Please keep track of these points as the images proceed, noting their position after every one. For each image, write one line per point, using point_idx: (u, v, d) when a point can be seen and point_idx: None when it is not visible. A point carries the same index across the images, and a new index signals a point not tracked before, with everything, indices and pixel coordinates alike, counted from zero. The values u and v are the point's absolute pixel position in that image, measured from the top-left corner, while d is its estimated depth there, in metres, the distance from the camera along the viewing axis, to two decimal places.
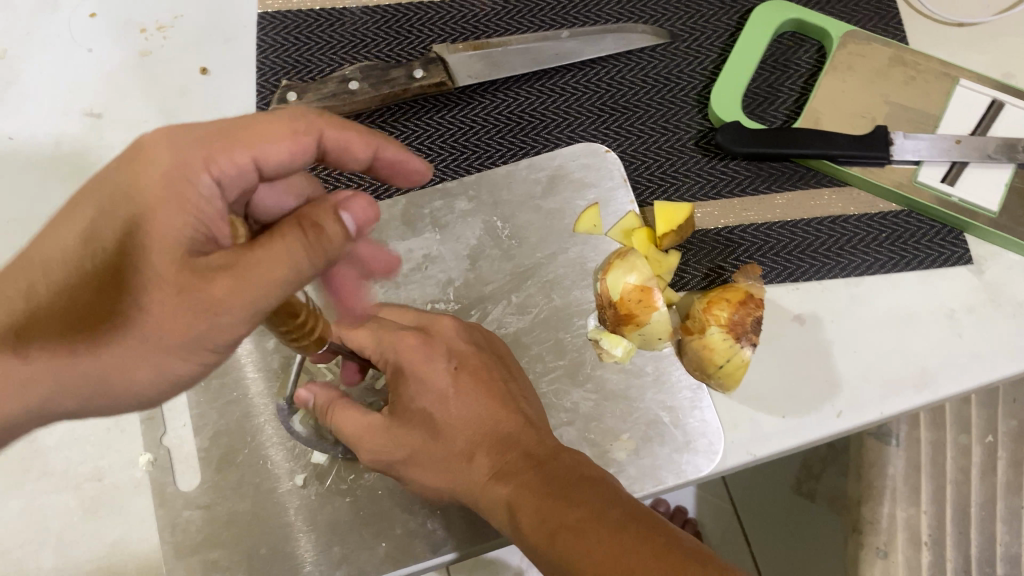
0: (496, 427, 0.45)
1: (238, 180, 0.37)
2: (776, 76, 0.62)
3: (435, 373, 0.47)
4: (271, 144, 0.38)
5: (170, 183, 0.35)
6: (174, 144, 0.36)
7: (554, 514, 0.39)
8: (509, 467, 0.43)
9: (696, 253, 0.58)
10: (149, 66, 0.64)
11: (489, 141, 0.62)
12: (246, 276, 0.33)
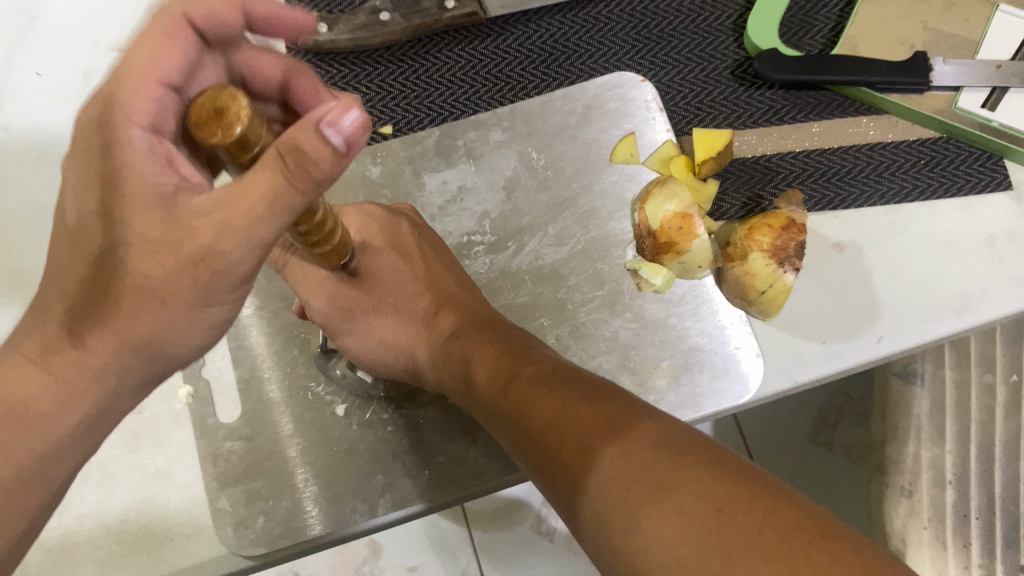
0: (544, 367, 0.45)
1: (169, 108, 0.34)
2: (811, 4, 0.61)
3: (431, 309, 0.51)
4: (162, 57, 0.34)
5: (116, 148, 0.33)
6: (95, 120, 0.34)
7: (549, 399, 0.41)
8: (508, 371, 0.46)
9: (734, 181, 0.57)
10: None
11: (523, 72, 0.61)
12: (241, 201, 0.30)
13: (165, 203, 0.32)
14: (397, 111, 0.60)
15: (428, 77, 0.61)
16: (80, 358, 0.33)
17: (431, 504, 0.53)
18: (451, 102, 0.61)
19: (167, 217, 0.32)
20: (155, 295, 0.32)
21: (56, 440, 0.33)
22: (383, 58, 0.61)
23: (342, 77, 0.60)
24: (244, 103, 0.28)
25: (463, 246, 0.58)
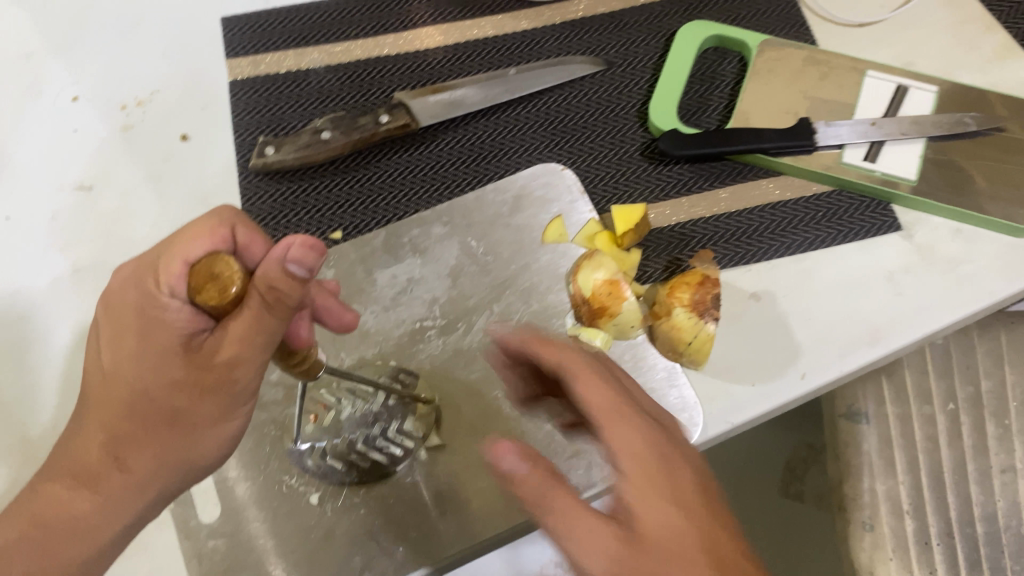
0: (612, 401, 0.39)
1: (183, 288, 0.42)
2: (704, 87, 0.69)
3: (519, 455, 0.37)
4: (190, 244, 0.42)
5: (145, 313, 0.43)
6: (125, 285, 0.45)
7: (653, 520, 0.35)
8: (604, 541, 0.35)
9: (655, 248, 0.63)
10: (133, 138, 0.69)
11: (455, 172, 0.68)
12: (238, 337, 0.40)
13: (180, 349, 0.42)
14: (346, 218, 0.66)
15: (371, 185, 0.67)
16: (120, 477, 0.42)
17: None
18: (393, 205, 0.66)
19: (184, 358, 0.42)
20: (190, 417, 0.42)
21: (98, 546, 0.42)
22: (329, 172, 0.67)
23: (292, 192, 0.66)
24: (235, 268, 0.40)
25: (417, 332, 0.62)
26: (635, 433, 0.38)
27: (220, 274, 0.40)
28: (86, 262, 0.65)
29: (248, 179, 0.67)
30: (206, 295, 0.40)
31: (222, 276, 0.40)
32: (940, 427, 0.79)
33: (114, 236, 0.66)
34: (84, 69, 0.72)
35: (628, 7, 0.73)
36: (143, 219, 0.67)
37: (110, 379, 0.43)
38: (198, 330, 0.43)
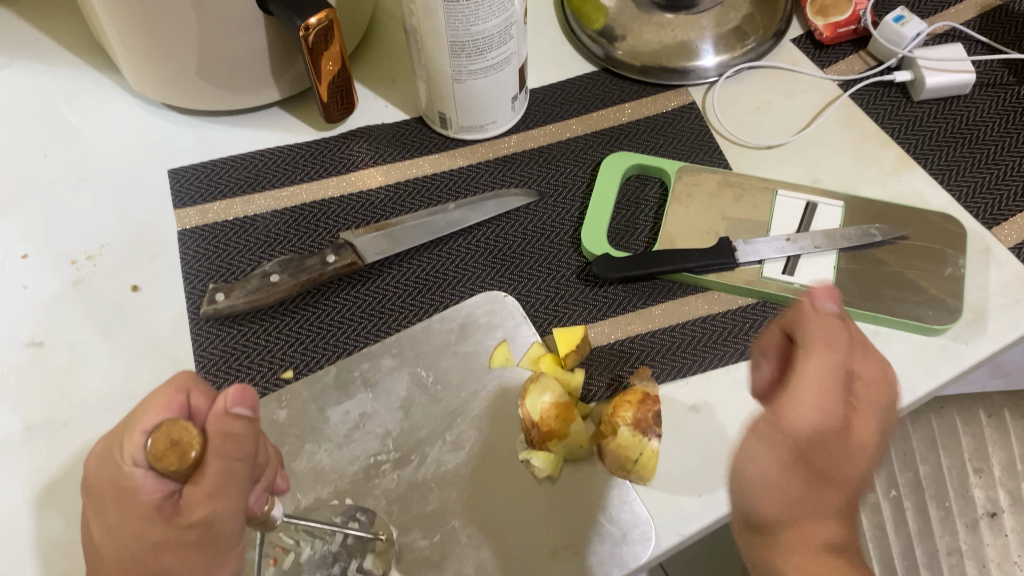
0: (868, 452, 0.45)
1: (179, 405, 0.42)
2: (630, 212, 0.74)
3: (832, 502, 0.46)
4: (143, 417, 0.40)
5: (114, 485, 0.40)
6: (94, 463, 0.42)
7: None
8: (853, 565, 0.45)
9: (598, 367, 0.66)
10: (83, 292, 0.71)
11: (402, 305, 0.71)
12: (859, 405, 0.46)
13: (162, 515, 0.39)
14: (297, 356, 0.68)
15: (320, 323, 0.69)
16: None
17: None
18: (343, 341, 0.69)
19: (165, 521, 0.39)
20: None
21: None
22: (279, 312, 0.70)
23: (244, 334, 0.68)
24: (194, 432, 0.38)
25: (372, 467, 0.63)
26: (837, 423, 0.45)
27: (180, 439, 0.38)
28: (38, 419, 0.65)
29: (199, 325, 0.69)
30: (166, 461, 0.38)
31: (182, 441, 0.38)
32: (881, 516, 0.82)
33: (66, 391, 0.67)
34: (32, 227, 0.74)
35: (556, 141, 0.78)
36: (94, 373, 0.67)
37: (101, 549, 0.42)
38: (169, 492, 0.40)
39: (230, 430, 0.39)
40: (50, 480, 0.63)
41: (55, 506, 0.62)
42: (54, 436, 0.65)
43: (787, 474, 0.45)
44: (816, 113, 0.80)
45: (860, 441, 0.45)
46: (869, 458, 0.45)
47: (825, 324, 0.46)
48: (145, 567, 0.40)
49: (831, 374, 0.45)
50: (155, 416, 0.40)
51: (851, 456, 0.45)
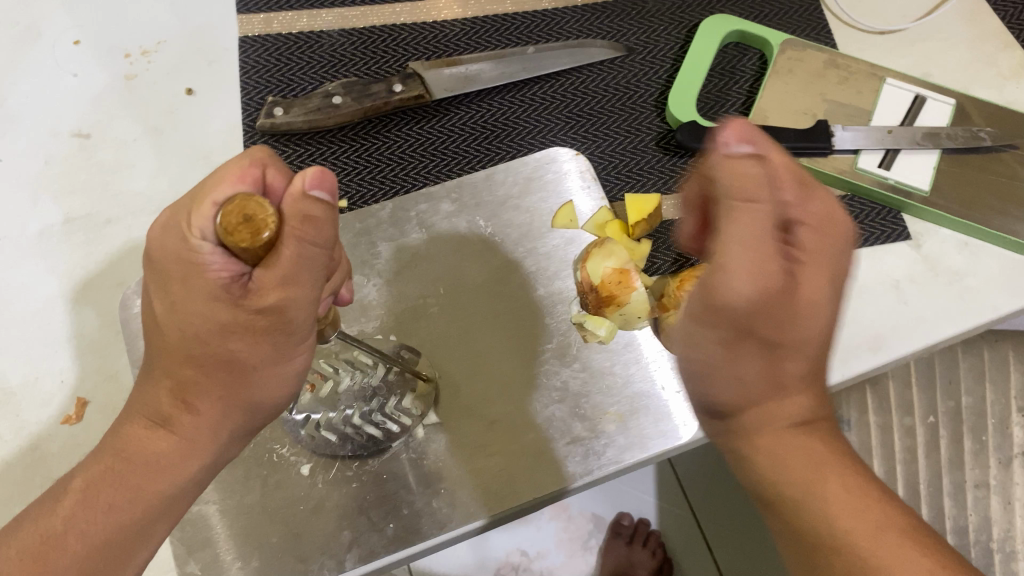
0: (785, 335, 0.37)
1: (258, 179, 0.37)
2: (724, 82, 0.68)
3: (788, 362, 0.38)
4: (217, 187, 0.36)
5: (182, 259, 0.37)
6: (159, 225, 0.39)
7: (837, 496, 0.39)
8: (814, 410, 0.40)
9: (666, 240, 0.63)
10: (135, 90, 0.67)
11: (468, 148, 0.67)
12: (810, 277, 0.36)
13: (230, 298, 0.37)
14: (352, 187, 0.64)
15: (380, 155, 0.66)
16: (190, 419, 0.40)
17: (398, 557, 0.55)
18: (401, 177, 0.65)
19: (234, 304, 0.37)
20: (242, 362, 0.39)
21: (176, 485, 0.40)
22: (337, 138, 0.65)
23: (299, 155, 0.65)
24: (270, 212, 0.34)
25: (420, 308, 0.61)
26: (811, 304, 0.36)
27: (254, 217, 0.34)
28: (80, 213, 0.63)
29: (253, 139, 0.65)
30: (237, 238, 0.34)
31: (256, 219, 0.34)
32: (919, 439, 0.78)
33: (110, 189, 0.64)
34: (86, 13, 0.70)
35: None
36: (140, 175, 0.64)
37: (165, 330, 0.39)
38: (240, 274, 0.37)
39: (309, 213, 0.34)
40: (89, 277, 0.61)
41: (93, 304, 0.61)
42: (95, 233, 0.62)
43: (737, 355, 0.38)
44: (940, 2, 0.73)
45: (807, 306, 0.36)
46: (820, 313, 0.37)
47: (771, 156, 0.36)
48: (211, 347, 0.38)
49: (759, 230, 0.34)
50: (229, 190, 0.36)
51: (799, 330, 0.37)
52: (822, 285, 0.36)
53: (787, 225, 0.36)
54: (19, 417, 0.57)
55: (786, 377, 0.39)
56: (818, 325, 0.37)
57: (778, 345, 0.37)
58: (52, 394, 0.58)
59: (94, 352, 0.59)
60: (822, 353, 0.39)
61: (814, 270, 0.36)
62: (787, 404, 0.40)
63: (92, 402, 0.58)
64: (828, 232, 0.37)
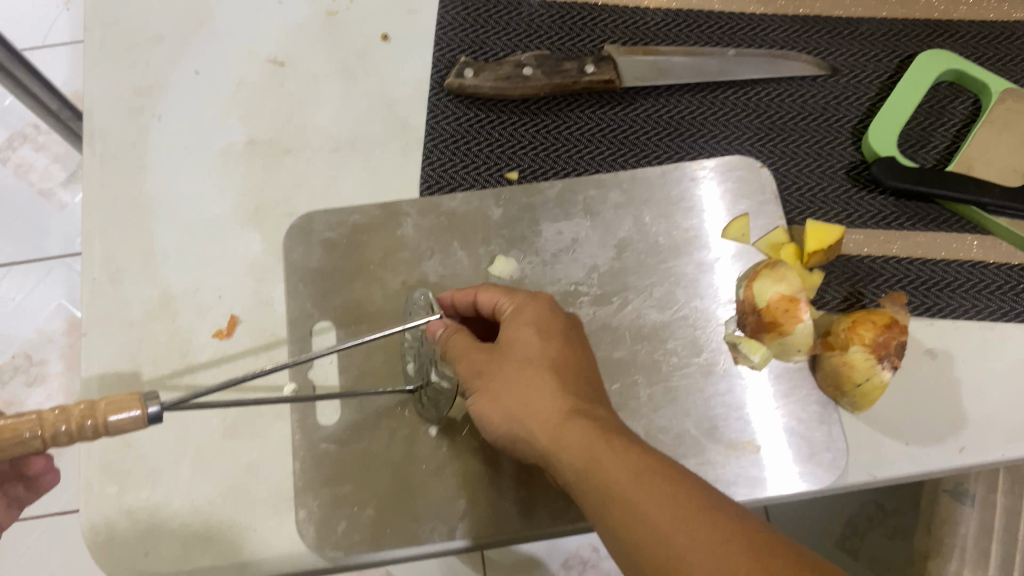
0: (544, 358, 0.46)
1: (542, 301, 0.50)
2: (930, 121, 0.65)
3: (514, 371, 0.46)
4: (489, 294, 0.52)
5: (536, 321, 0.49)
6: None
7: (532, 407, 0.44)
8: (536, 386, 0.45)
9: (838, 276, 0.60)
10: (334, 26, 0.68)
11: (647, 141, 0.65)
12: (575, 371, 0.46)
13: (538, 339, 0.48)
14: (525, 160, 0.64)
15: (558, 133, 0.65)
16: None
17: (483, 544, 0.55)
18: (576, 159, 0.64)
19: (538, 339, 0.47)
20: None
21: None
22: (519, 109, 0.65)
23: (478, 120, 0.65)
24: None
25: (570, 295, 0.60)
26: (524, 318, 0.49)
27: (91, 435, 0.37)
28: (262, 137, 0.65)
29: (438, 96, 0.66)
30: None
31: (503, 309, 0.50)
32: None
33: (294, 120, 0.65)
34: None
35: (868, 18, 0.68)
36: (325, 111, 0.66)
37: None
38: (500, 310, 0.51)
39: (515, 307, 0.50)
40: (261, 201, 0.63)
41: (261, 229, 0.62)
42: (275, 160, 0.64)
43: (507, 399, 0.45)
44: None
45: (504, 360, 0.46)
46: (520, 345, 0.47)
47: (504, 300, 0.51)
48: None
49: (542, 313, 0.49)
50: (526, 301, 0.50)
51: (520, 382, 0.45)
52: (511, 333, 0.48)
53: (540, 304, 0.50)
54: (174, 322, 0.59)
55: (518, 372, 0.46)
56: (524, 338, 0.47)
57: (502, 383, 0.46)
58: (209, 307, 0.60)
59: (255, 275, 0.61)
60: (583, 407, 0.44)
61: (509, 323, 0.49)
62: (521, 402, 0.45)
63: (244, 322, 0.60)
64: (585, 343, 0.49)
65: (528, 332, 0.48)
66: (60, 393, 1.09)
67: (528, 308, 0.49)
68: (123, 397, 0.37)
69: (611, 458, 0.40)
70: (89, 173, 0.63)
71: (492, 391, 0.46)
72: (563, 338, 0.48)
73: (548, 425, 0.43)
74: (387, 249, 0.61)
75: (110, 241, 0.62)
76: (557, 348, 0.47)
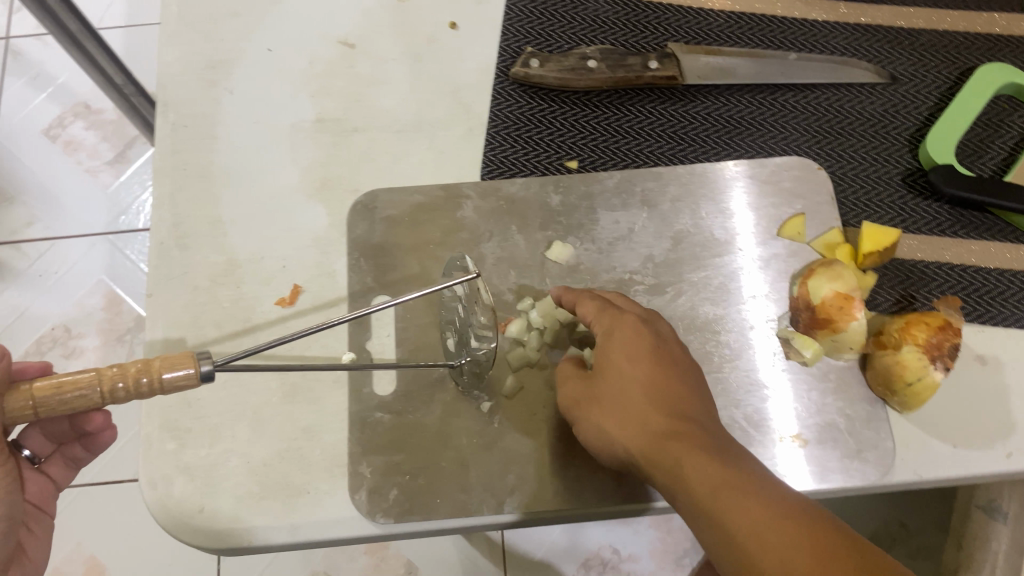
0: (638, 377, 0.48)
1: (633, 316, 0.52)
2: (988, 133, 0.65)
3: (614, 397, 0.49)
4: (583, 306, 0.54)
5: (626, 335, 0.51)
6: None
7: (628, 430, 0.47)
8: (631, 409, 0.47)
9: (891, 279, 0.60)
10: (404, 13, 0.70)
11: (706, 139, 0.66)
12: (671, 384, 0.48)
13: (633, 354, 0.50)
14: (585, 150, 0.65)
15: (618, 126, 0.66)
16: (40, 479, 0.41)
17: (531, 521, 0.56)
18: (635, 152, 0.65)
19: (633, 354, 0.50)
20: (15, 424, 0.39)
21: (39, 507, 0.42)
22: (581, 101, 0.67)
23: (540, 110, 0.66)
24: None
25: (625, 283, 0.61)
26: (616, 336, 0.51)
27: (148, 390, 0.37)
28: (331, 115, 0.67)
29: (503, 84, 0.67)
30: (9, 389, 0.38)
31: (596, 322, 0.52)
32: None
33: (362, 100, 0.67)
34: None
35: (929, 29, 0.69)
36: (392, 93, 0.68)
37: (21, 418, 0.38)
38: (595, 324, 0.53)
39: (610, 322, 0.52)
40: (327, 176, 0.65)
41: (325, 203, 0.64)
42: (342, 138, 0.66)
43: (605, 427, 0.48)
44: None
45: (604, 388, 0.50)
46: (616, 368, 0.50)
47: (594, 315, 0.53)
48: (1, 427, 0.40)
49: (634, 329, 0.51)
50: (618, 317, 0.52)
51: (618, 408, 0.48)
52: (607, 352, 0.50)
53: (631, 320, 0.52)
54: (238, 288, 0.61)
55: (617, 399, 0.48)
56: (619, 359, 0.50)
57: (603, 414, 0.49)
58: (273, 276, 0.62)
59: (318, 247, 0.63)
60: (677, 421, 0.46)
61: (607, 342, 0.51)
62: (617, 429, 0.47)
63: (306, 292, 0.61)
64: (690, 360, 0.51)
65: (621, 355, 0.50)
66: (95, 367, 1.11)
67: (622, 324, 0.51)
68: (180, 356, 0.37)
69: (700, 468, 0.41)
70: (162, 141, 0.65)
71: (595, 420, 0.49)
72: (658, 351, 0.50)
73: (641, 445, 0.46)
74: (447, 229, 0.63)
75: (179, 206, 0.63)
76: (650, 364, 0.49)
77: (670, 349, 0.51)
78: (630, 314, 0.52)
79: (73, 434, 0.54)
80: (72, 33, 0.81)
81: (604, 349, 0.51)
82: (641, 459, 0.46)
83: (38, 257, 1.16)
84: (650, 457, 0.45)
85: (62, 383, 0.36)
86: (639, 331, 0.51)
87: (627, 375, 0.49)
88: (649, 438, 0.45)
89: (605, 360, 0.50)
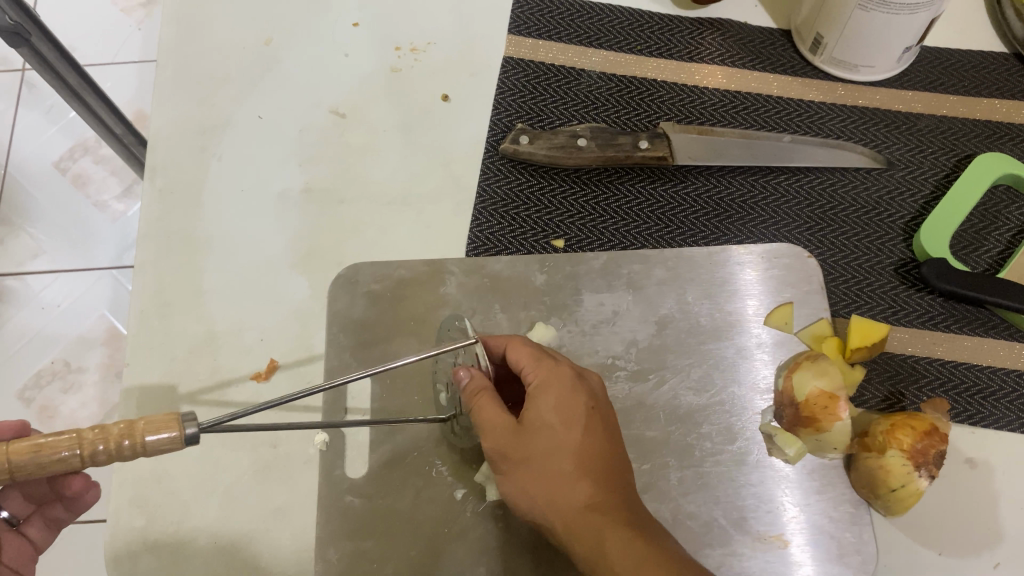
0: (574, 446, 0.48)
1: (555, 365, 0.50)
2: (984, 224, 0.64)
3: (547, 458, 0.47)
4: (516, 349, 0.50)
5: (568, 396, 0.49)
6: None
7: (559, 497, 0.47)
8: (567, 478, 0.47)
9: (879, 374, 0.59)
10: (397, 82, 0.70)
11: (695, 221, 0.65)
12: (602, 454, 0.48)
13: (571, 419, 0.48)
14: (572, 229, 0.64)
15: (607, 205, 0.65)
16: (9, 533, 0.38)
17: None
18: (622, 232, 0.64)
19: (573, 421, 0.48)
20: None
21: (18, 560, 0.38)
22: (571, 178, 0.66)
23: (529, 186, 0.65)
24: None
25: (607, 368, 0.60)
26: (563, 396, 0.49)
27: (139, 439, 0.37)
28: (319, 185, 0.66)
29: (492, 159, 0.67)
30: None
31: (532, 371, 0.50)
32: None
33: (351, 170, 0.67)
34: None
35: (928, 114, 0.68)
36: (382, 164, 0.67)
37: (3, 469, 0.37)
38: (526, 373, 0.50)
39: (547, 375, 0.49)
40: (312, 248, 0.64)
41: (309, 275, 0.64)
42: (329, 209, 0.66)
43: (534, 483, 0.47)
44: None
45: (535, 441, 0.47)
46: (553, 430, 0.48)
47: (527, 362, 0.50)
48: None
49: (547, 378, 0.49)
50: (554, 371, 0.49)
51: (551, 474, 0.47)
52: (543, 408, 0.48)
53: (568, 378, 0.49)
54: (215, 360, 0.60)
55: (554, 462, 0.47)
56: (555, 422, 0.48)
57: (533, 469, 0.47)
58: (251, 348, 0.61)
59: (299, 321, 0.62)
60: (609, 502, 0.47)
61: (545, 396, 0.48)
62: (548, 493, 0.47)
63: (282, 367, 0.60)
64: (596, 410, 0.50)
65: (555, 417, 0.48)
66: (93, 403, 1.11)
67: (540, 373, 0.49)
68: (161, 419, 0.38)
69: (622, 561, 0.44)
70: (148, 207, 0.65)
71: (521, 472, 0.47)
72: (590, 416, 0.49)
73: (570, 520, 0.46)
74: (429, 306, 0.62)
75: (161, 274, 0.63)
76: (591, 434, 0.48)
77: (604, 411, 0.50)
78: (519, 353, 0.50)
79: (52, 494, 0.53)
80: (72, 86, 0.81)
81: (539, 400, 0.48)
82: (567, 530, 0.46)
83: (39, 291, 1.16)
84: (576, 536, 0.46)
85: (41, 446, 0.36)
86: (569, 388, 0.49)
87: (564, 441, 0.48)
88: (579, 515, 0.46)
89: (540, 416, 0.48)
